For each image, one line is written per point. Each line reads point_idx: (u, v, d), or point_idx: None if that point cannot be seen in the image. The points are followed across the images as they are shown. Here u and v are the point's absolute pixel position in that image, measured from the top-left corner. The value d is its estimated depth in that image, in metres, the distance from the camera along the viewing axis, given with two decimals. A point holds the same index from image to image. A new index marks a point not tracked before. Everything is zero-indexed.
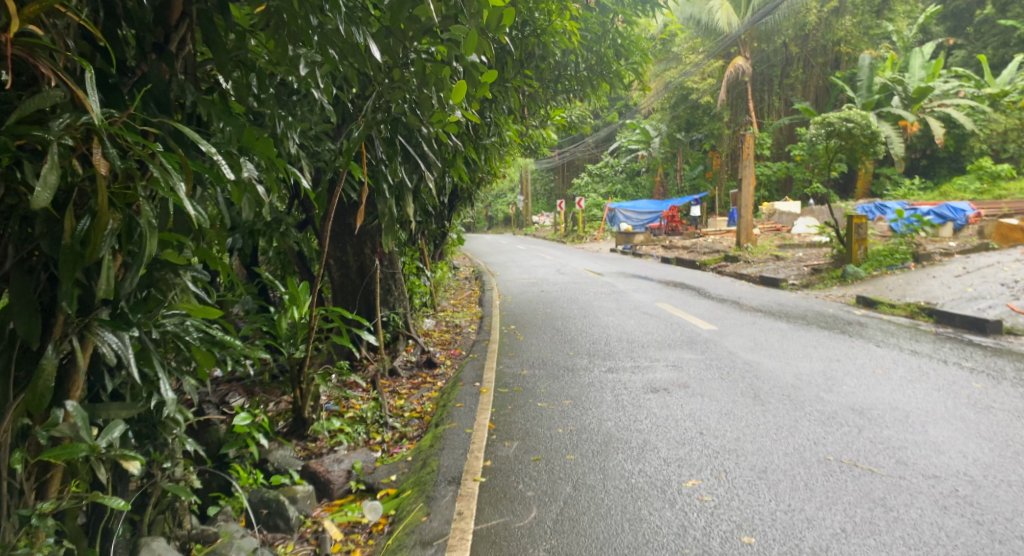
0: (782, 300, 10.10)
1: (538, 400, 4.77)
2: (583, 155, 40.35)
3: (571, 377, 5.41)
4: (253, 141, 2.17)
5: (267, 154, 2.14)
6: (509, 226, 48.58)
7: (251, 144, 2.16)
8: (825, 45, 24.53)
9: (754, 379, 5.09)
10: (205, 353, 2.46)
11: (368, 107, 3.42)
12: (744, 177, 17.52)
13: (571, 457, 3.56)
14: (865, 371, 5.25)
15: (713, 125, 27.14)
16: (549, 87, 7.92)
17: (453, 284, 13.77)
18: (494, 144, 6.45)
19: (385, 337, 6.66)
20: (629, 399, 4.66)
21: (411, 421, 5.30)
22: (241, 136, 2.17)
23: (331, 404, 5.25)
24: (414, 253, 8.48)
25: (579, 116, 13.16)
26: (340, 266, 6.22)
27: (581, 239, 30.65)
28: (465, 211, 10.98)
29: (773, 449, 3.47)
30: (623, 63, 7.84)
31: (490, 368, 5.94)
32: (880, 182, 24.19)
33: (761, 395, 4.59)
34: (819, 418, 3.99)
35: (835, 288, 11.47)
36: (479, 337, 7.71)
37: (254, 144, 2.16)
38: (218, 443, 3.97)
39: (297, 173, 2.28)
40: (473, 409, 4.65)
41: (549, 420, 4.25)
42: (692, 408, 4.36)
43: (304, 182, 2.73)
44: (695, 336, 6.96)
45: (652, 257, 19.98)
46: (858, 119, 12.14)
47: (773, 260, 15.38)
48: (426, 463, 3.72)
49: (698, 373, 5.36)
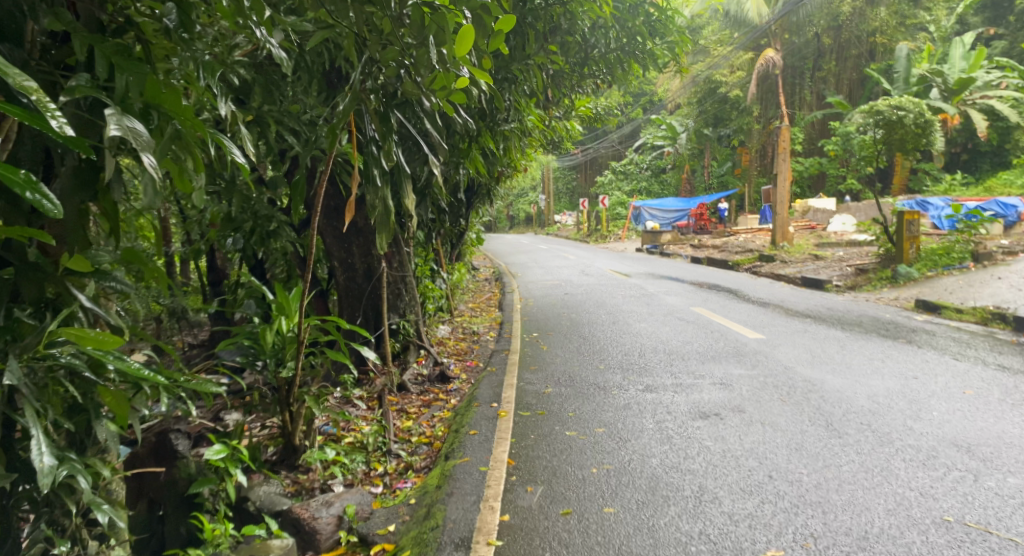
0: (830, 304, 9.21)
1: (566, 427, 4.04)
2: (607, 152, 39.50)
3: (603, 397, 4.68)
4: (160, 96, 1.70)
5: (178, 109, 1.70)
6: (532, 225, 47.73)
7: (158, 103, 1.71)
8: (859, 35, 23.40)
9: (821, 401, 4.30)
10: (114, 393, 1.86)
11: (355, 71, 2.75)
12: (778, 171, 16.55)
13: (609, 510, 2.86)
14: (953, 392, 4.42)
15: (742, 120, 25.74)
16: (574, 70, 7.20)
17: (473, 285, 13.13)
18: (514, 131, 5.74)
19: (395, 347, 6.00)
20: (674, 428, 3.91)
21: (418, 448, 4.59)
22: (144, 88, 1.68)
23: (327, 427, 4.63)
24: (429, 254, 7.83)
25: (606, 107, 12.42)
26: (345, 268, 5.62)
27: (606, 238, 29.75)
28: (484, 209, 10.31)
29: (869, 502, 2.76)
30: (656, 43, 7.07)
31: (510, 384, 5.23)
32: (919, 178, 22.96)
33: (835, 424, 3.81)
34: (915, 455, 3.24)
35: (885, 290, 10.55)
36: (499, 345, 7.02)
37: (160, 101, 1.71)
38: (188, 481, 3.46)
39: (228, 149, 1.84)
40: (489, 439, 3.92)
41: (579, 456, 3.52)
42: (753, 442, 3.62)
43: (238, 156, 2.13)
44: (741, 347, 6.17)
45: (681, 257, 19.10)
46: (910, 107, 11.17)
47: (812, 260, 14.46)
48: (428, 514, 3.02)
49: (752, 393, 4.58)
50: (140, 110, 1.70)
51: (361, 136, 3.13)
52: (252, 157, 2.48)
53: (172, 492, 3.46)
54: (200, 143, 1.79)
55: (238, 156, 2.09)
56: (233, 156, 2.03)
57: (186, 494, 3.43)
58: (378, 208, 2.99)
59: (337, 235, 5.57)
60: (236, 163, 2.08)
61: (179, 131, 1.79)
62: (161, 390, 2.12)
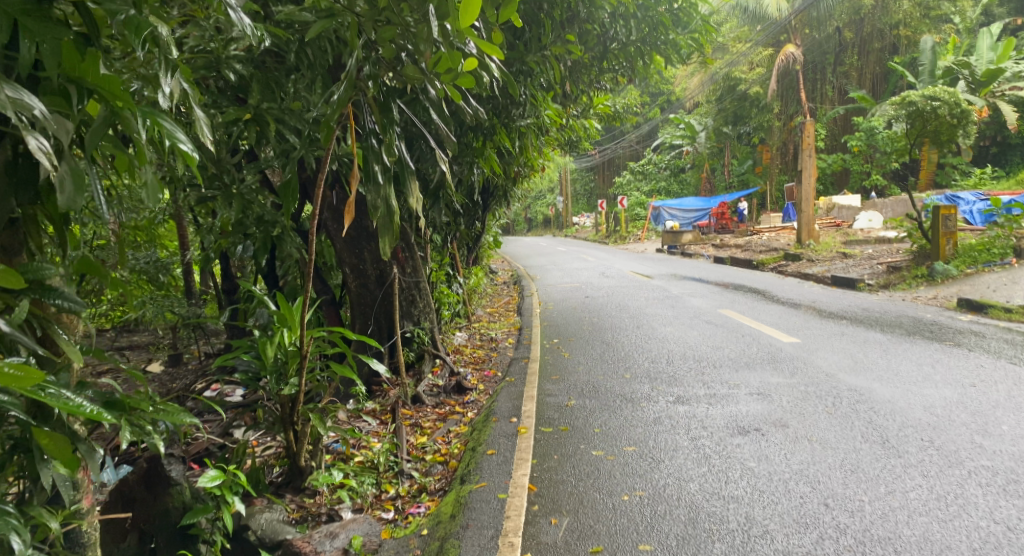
0: (866, 305, 8.74)
1: (592, 446, 3.70)
2: (625, 153, 39.02)
3: (630, 410, 4.34)
4: (82, 68, 1.61)
5: (104, 82, 1.61)
6: (550, 228, 47.31)
7: (79, 75, 1.61)
8: (882, 28, 22.76)
9: (873, 413, 3.92)
10: (53, 436, 1.56)
11: (351, 58, 2.48)
12: (804, 168, 16.03)
13: (646, 548, 2.54)
14: (1019, 402, 4.02)
15: (762, 117, 25.22)
16: (591, 63, 6.86)
17: (491, 289, 12.80)
18: (530, 127, 5.42)
19: (409, 357, 5.71)
20: (711, 446, 3.56)
21: (433, 467, 4.26)
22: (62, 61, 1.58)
23: (336, 446, 4.32)
24: (444, 258, 7.53)
25: (624, 105, 12.09)
26: (356, 274, 5.34)
27: (625, 240, 29.28)
28: (501, 211, 10.00)
29: (948, 541, 2.44)
30: (679, 33, 6.71)
31: (530, 396, 4.90)
32: (947, 173, 22.23)
33: (893, 440, 3.45)
34: (991, 480, 2.90)
35: (922, 289, 10.05)
36: (517, 353, 6.69)
37: (83, 74, 1.61)
38: (182, 511, 3.19)
39: (165, 132, 1.67)
40: (508, 460, 3.59)
41: (607, 481, 3.19)
42: (802, 462, 3.27)
43: (187, 146, 1.85)
44: (777, 353, 5.77)
45: (703, 257, 18.62)
46: (945, 97, 10.60)
47: (840, 259, 13.95)
48: (440, 551, 2.70)
49: (794, 405, 4.20)
50: (62, 85, 1.60)
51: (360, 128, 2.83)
52: (210, 141, 2.25)
53: (162, 525, 3.18)
54: (132, 125, 1.66)
55: (186, 145, 1.84)
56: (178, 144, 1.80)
57: (178, 524, 3.15)
58: (381, 206, 2.69)
59: (346, 240, 5.30)
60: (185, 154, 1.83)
61: (114, 113, 1.69)
62: (119, 423, 1.84)
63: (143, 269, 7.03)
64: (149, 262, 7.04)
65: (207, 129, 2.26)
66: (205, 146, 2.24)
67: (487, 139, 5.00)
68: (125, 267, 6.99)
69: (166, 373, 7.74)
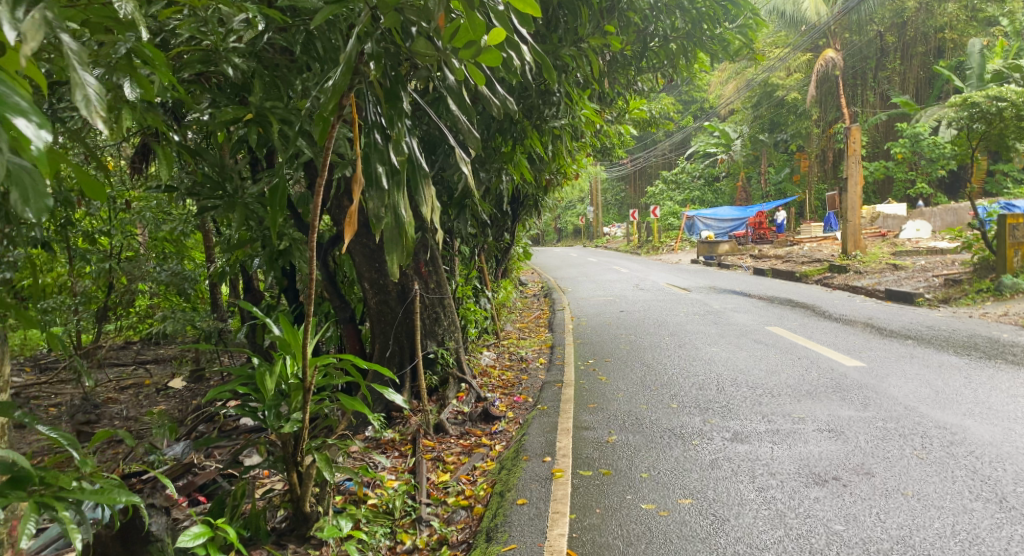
0: (930, 323, 7.98)
1: (639, 496, 3.17)
2: (657, 161, 38.28)
3: (682, 449, 3.77)
4: None
5: None
6: (581, 239, 46.66)
7: None
8: (926, 31, 21.77)
9: (977, 459, 3.31)
10: None
11: (350, 36, 2.05)
12: (850, 174, 15.16)
13: None
14: None
15: (800, 124, 24.39)
16: (627, 63, 6.34)
17: (521, 302, 12.32)
18: (564, 129, 4.90)
19: (432, 381, 5.24)
20: (786, 501, 3.00)
21: (455, 512, 3.73)
22: None
23: (348, 485, 3.83)
24: (472, 271, 7.05)
25: (661, 110, 11.55)
26: (375, 290, 4.88)
27: (657, 250, 28.57)
28: (532, 221, 9.54)
29: None
30: (724, 27, 6.13)
31: (565, 428, 4.37)
32: (998, 180, 20.97)
33: (1012, 499, 2.84)
34: None
35: (989, 304, 9.22)
36: (548, 375, 6.16)
37: None
38: None
39: None
40: (541, 514, 3.07)
41: (664, 549, 2.67)
42: (902, 526, 2.70)
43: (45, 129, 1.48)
44: (843, 380, 5.12)
45: (742, 268, 17.85)
46: (1012, 96, 9.74)
47: (891, 271, 13.12)
48: None
49: (874, 446, 3.60)
50: None
51: (363, 121, 2.41)
52: (95, 116, 1.61)
53: None
54: None
55: (29, 121, 1.45)
56: (12, 114, 1.42)
57: None
58: (388, 212, 2.25)
59: (366, 253, 4.86)
60: (24, 132, 1.44)
61: None
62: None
63: (166, 282, 6.68)
64: (172, 274, 6.67)
65: (92, 99, 1.62)
66: (89, 120, 1.60)
67: (516, 142, 4.53)
68: (151, 280, 6.82)
69: (185, 391, 7.44)
